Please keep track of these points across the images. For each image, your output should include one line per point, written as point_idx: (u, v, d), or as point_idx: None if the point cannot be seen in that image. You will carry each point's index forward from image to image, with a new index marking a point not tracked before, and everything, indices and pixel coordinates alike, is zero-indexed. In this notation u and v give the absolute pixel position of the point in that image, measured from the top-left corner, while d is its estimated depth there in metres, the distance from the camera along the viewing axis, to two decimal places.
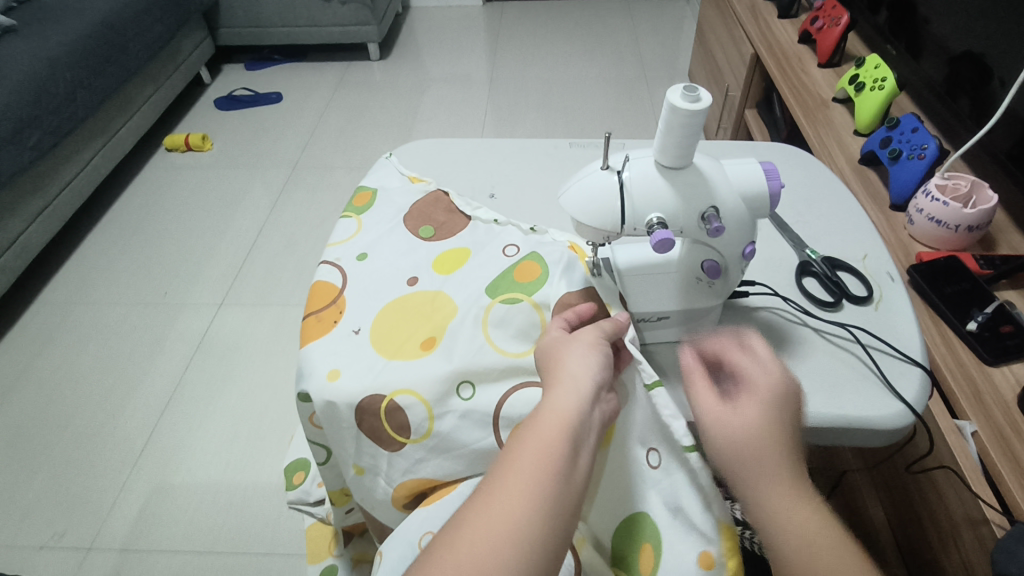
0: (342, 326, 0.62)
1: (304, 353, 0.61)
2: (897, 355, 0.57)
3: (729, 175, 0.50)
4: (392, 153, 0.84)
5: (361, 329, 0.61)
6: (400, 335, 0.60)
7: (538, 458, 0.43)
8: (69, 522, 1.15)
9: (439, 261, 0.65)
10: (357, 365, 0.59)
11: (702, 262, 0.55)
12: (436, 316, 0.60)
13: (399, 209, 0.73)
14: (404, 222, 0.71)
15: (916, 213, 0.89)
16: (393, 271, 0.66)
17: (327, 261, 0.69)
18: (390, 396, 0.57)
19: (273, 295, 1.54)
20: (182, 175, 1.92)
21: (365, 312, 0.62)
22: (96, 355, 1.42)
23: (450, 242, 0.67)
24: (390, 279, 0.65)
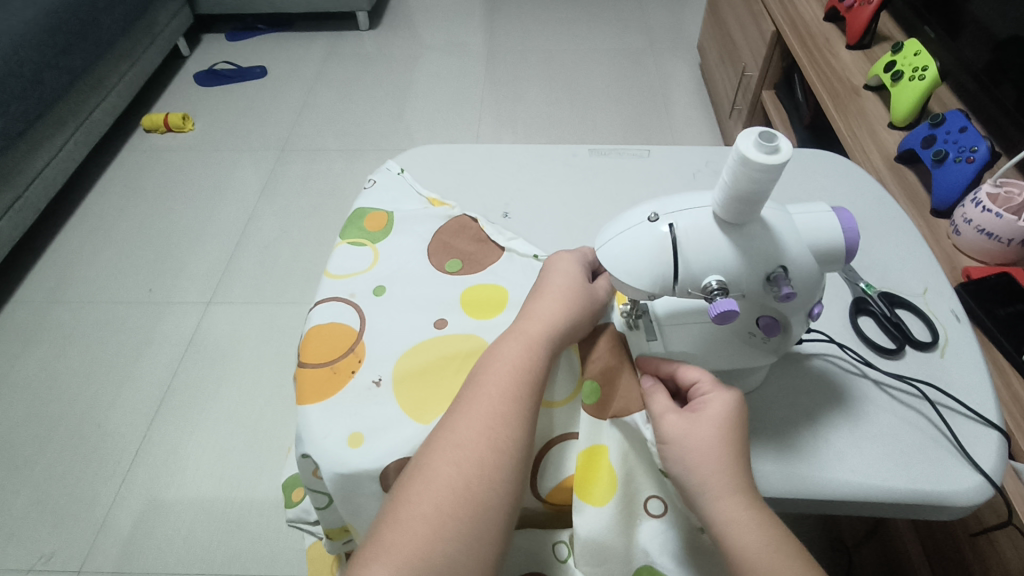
0: (360, 377, 0.56)
1: (315, 409, 0.54)
2: (970, 415, 0.51)
3: (797, 226, 0.43)
4: (402, 165, 0.76)
5: (382, 379, 0.55)
6: (429, 387, 0.55)
7: (474, 429, 0.47)
8: (58, 541, 1.09)
9: (469, 302, 0.61)
10: (381, 424, 0.53)
11: (758, 317, 0.46)
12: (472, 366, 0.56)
13: (420, 238, 0.67)
14: (429, 255, 0.65)
15: (963, 223, 0.82)
16: (417, 311, 0.60)
17: (339, 297, 0.62)
18: None
19: (265, 291, 1.46)
20: (163, 158, 1.81)
21: (385, 359, 0.57)
22: (79, 359, 1.34)
23: (480, 277, 0.63)
24: (415, 322, 0.59)
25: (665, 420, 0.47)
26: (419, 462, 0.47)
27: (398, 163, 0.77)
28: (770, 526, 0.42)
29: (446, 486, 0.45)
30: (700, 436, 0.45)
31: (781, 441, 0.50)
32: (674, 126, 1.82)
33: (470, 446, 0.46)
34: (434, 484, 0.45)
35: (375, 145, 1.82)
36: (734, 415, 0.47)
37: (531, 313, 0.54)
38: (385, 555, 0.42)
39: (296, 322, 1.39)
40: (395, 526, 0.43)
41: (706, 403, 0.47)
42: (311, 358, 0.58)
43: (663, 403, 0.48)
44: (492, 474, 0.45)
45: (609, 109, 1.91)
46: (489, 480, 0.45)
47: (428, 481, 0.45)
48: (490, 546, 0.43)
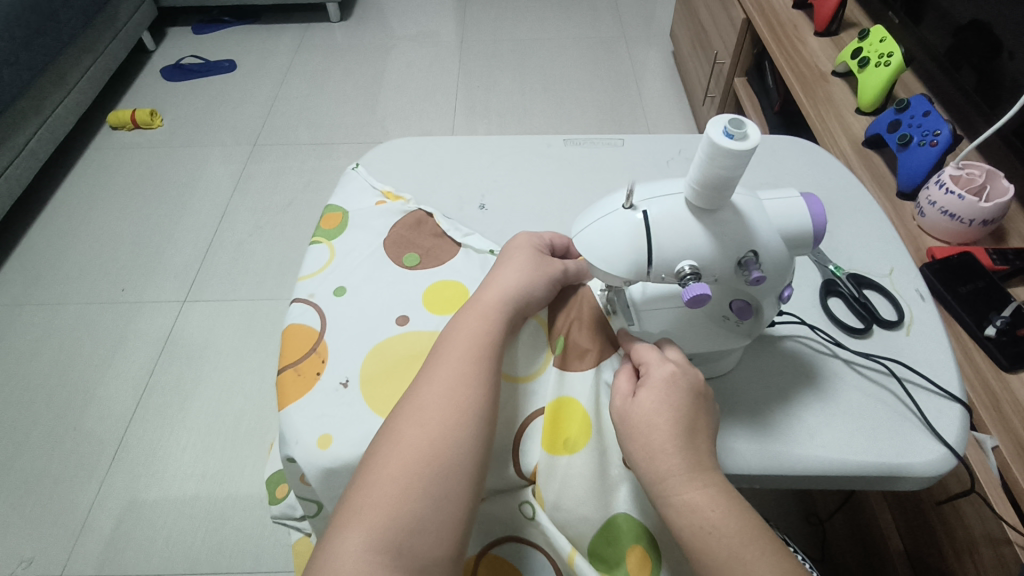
0: (326, 379, 0.56)
1: (286, 414, 0.54)
2: (935, 391, 0.53)
3: (766, 210, 0.44)
4: (359, 162, 0.76)
5: (349, 381, 0.55)
6: (398, 382, 0.55)
7: (440, 393, 0.48)
8: (36, 547, 1.08)
9: (430, 300, 0.61)
10: (350, 424, 0.53)
11: (730, 301, 0.48)
12: None
13: (377, 232, 0.67)
14: (386, 249, 0.66)
15: (928, 205, 0.84)
16: (379, 308, 0.60)
17: (299, 299, 0.63)
18: None
19: (242, 287, 1.44)
20: (131, 155, 1.77)
21: (351, 360, 0.57)
22: (51, 362, 1.32)
23: (439, 273, 0.64)
24: (376, 320, 0.60)
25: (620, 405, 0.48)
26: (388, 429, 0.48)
27: (359, 161, 0.77)
28: (724, 498, 0.43)
29: (416, 446, 0.46)
30: (649, 414, 0.46)
31: (756, 420, 0.52)
32: (647, 114, 1.83)
33: (437, 409, 0.47)
34: (401, 447, 0.46)
35: (349, 138, 1.80)
36: (677, 379, 0.48)
37: (491, 284, 0.55)
38: (355, 519, 0.43)
39: (274, 318, 1.38)
40: (367, 488, 0.45)
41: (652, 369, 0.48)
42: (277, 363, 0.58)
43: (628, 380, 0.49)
44: (459, 433, 0.46)
45: (582, 98, 1.91)
46: (457, 439, 0.46)
47: (397, 443, 0.46)
48: (460, 499, 0.45)
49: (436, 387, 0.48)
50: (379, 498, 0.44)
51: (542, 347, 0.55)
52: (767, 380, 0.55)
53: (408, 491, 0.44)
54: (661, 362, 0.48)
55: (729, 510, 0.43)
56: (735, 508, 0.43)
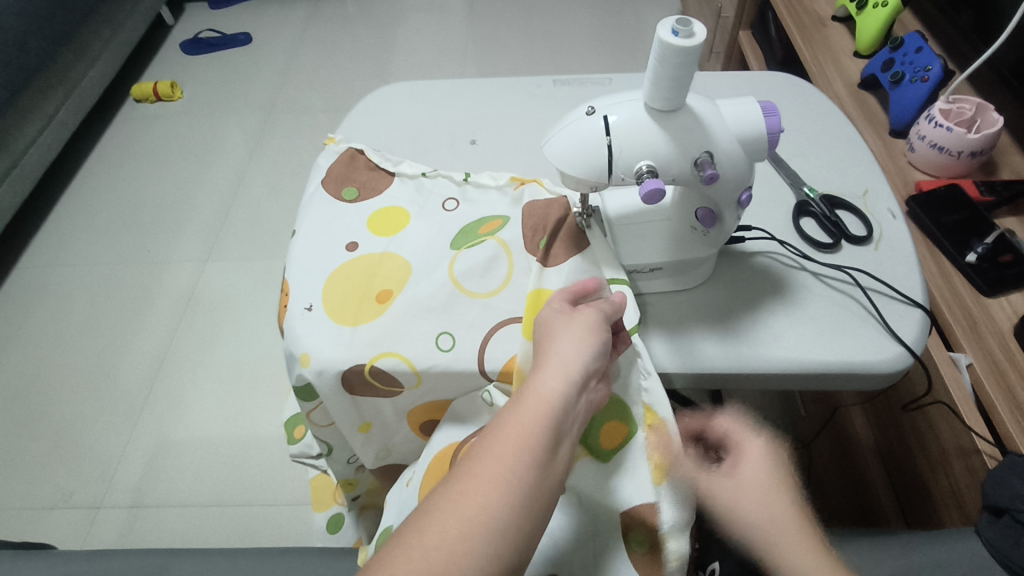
0: (293, 308, 0.59)
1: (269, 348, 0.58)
2: (897, 297, 0.56)
3: (722, 115, 0.47)
4: (358, 105, 0.80)
5: (313, 306, 0.59)
6: (356, 294, 0.59)
7: (534, 431, 0.43)
8: (75, 484, 1.16)
9: (374, 225, 0.65)
10: (321, 341, 0.56)
11: (696, 209, 0.52)
12: (387, 274, 0.60)
13: (318, 176, 0.70)
14: (325, 187, 0.69)
15: (918, 139, 0.85)
16: (329, 240, 0.64)
17: None
18: (371, 363, 0.55)
19: (259, 247, 1.50)
20: (154, 125, 1.84)
21: (312, 289, 0.60)
22: (84, 318, 1.39)
23: (378, 201, 0.67)
24: (330, 249, 0.63)
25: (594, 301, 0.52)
26: (471, 459, 0.42)
27: (358, 105, 0.80)
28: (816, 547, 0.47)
29: (499, 487, 0.41)
30: (751, 510, 0.50)
31: (724, 326, 0.56)
32: None
33: (528, 452, 0.42)
34: (476, 481, 0.41)
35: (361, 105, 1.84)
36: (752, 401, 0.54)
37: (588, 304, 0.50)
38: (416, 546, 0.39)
39: None
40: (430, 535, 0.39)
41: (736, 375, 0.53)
42: None
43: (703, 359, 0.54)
44: (535, 470, 0.41)
45: (589, 60, 1.92)
46: (535, 484, 0.41)
47: (472, 473, 0.41)
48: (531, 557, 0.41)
49: (514, 414, 0.44)
50: (449, 533, 0.39)
51: (500, 262, 0.59)
52: (738, 292, 0.58)
53: (476, 527, 0.39)
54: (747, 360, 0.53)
55: (563, 372, 0.45)
56: (569, 372, 0.46)
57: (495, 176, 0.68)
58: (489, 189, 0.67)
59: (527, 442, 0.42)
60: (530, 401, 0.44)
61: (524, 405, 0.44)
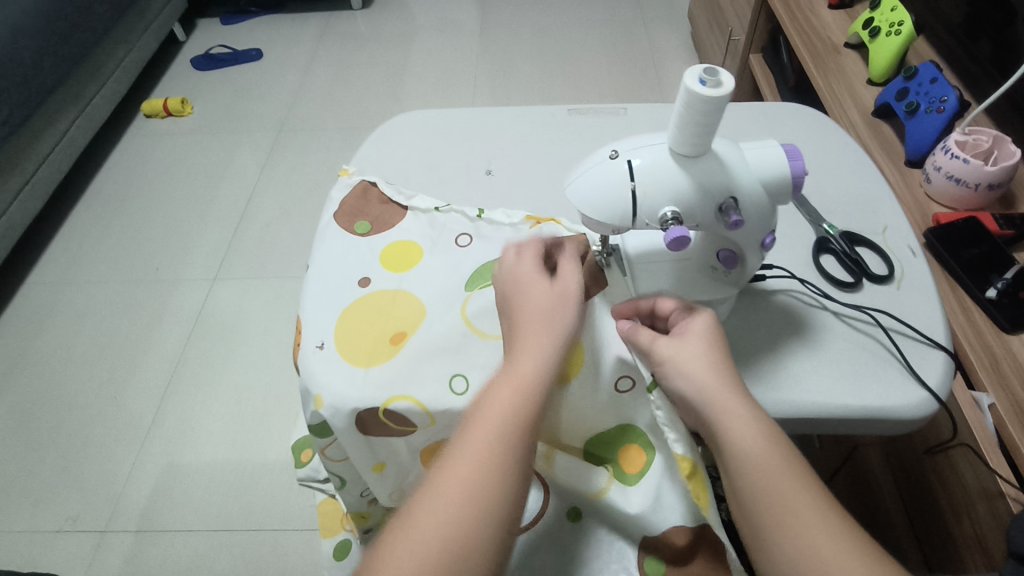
0: (305, 346, 0.59)
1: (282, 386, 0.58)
2: (921, 339, 0.55)
3: (748, 159, 0.47)
4: (373, 133, 0.80)
5: (325, 344, 0.59)
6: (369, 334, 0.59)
7: (492, 437, 0.44)
8: (83, 506, 1.15)
9: (386, 261, 0.64)
10: (332, 381, 0.56)
11: (718, 251, 0.51)
12: (400, 313, 0.60)
13: (331, 209, 0.70)
14: (337, 221, 0.69)
15: (934, 171, 0.85)
16: (341, 275, 0.64)
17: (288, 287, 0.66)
18: (385, 405, 0.54)
19: (269, 267, 1.50)
20: (165, 142, 1.85)
21: (324, 327, 0.60)
22: (93, 337, 1.40)
23: (391, 235, 0.67)
24: (343, 285, 0.63)
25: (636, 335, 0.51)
26: (434, 471, 0.44)
27: (374, 134, 0.80)
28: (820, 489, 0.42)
29: (462, 496, 0.42)
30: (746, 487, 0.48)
31: (743, 366, 0.55)
32: (664, 95, 1.84)
33: (487, 460, 0.43)
34: (452, 464, 0.43)
35: (372, 124, 1.85)
36: (715, 331, 0.49)
37: (536, 287, 0.50)
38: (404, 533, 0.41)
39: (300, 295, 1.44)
40: (401, 554, 0.40)
41: (687, 325, 0.50)
42: None
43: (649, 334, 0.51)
44: (511, 448, 0.44)
45: (600, 81, 1.93)
46: (512, 460, 0.43)
47: (450, 457, 0.44)
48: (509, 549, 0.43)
49: (486, 395, 0.46)
50: (431, 514, 0.41)
51: None
52: (758, 331, 0.57)
53: (456, 507, 0.42)
54: (696, 315, 0.50)
55: (531, 349, 0.47)
56: (537, 347, 0.47)
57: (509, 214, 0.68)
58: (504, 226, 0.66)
59: (500, 423, 0.44)
60: (501, 382, 0.46)
61: (496, 386, 0.46)
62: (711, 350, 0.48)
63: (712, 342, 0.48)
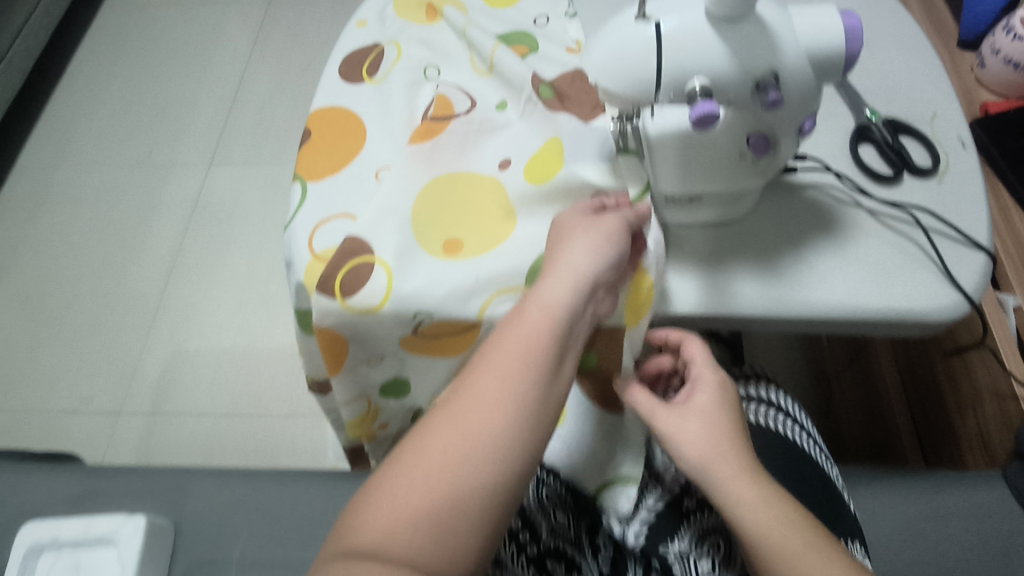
0: (356, 166, 0.58)
1: (310, 220, 0.55)
2: (960, 239, 0.51)
3: (796, 29, 0.40)
4: None
5: (375, 171, 0.57)
6: (316, 199, 0.56)
7: (580, 270, 0.45)
8: (95, 388, 1.18)
9: (315, 128, 0.60)
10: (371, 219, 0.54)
11: (748, 135, 0.44)
12: (443, 190, 0.55)
13: (362, 41, 0.66)
14: (352, 63, 0.64)
15: (991, 55, 0.76)
16: (380, 114, 0.61)
17: (331, 105, 0.62)
18: (382, 264, 0.51)
19: (265, 153, 1.43)
20: (147, 13, 1.71)
21: (374, 151, 0.59)
22: (90, 222, 1.36)
23: (408, 80, 0.62)
24: (384, 121, 0.60)
25: (657, 414, 0.48)
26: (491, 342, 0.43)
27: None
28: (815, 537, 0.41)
29: (524, 341, 0.41)
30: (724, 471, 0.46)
31: (765, 264, 0.51)
32: None
33: (578, 290, 0.44)
34: (521, 329, 0.42)
35: None
36: (721, 409, 0.47)
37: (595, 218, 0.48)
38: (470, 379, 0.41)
39: None
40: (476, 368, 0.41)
41: (693, 398, 0.48)
42: (310, 145, 0.59)
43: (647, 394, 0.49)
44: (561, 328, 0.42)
45: None
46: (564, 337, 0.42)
47: (514, 327, 0.42)
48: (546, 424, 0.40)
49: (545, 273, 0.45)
50: (501, 372, 0.40)
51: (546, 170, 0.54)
52: (790, 230, 0.52)
53: (530, 352, 0.41)
54: (704, 391, 0.48)
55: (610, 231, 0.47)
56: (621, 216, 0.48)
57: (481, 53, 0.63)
58: (464, 83, 0.61)
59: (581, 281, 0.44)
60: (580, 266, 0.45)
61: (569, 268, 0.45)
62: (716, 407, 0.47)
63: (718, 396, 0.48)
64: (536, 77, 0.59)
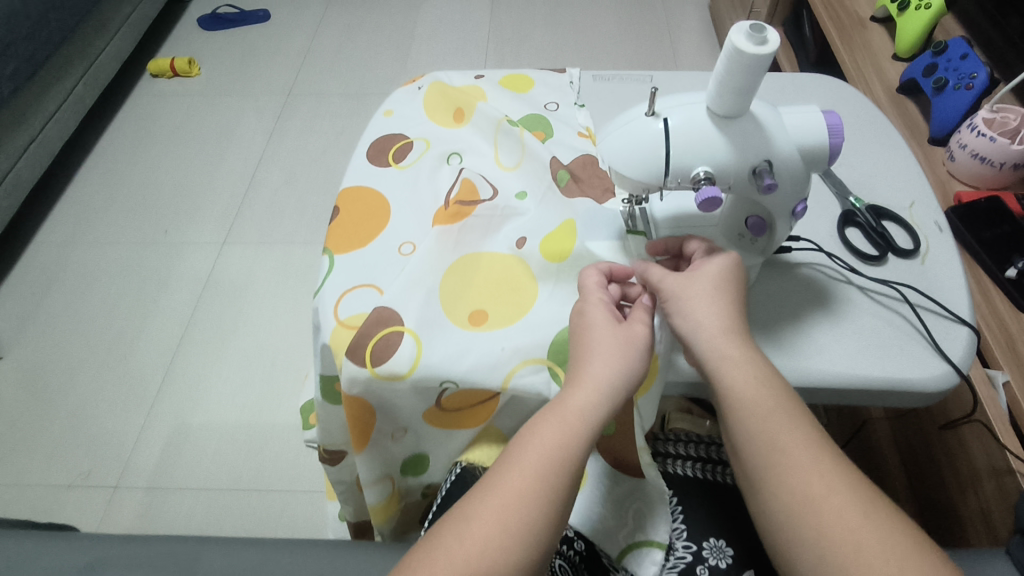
0: (384, 242, 0.61)
1: (340, 289, 0.58)
2: (944, 315, 0.55)
3: (786, 125, 0.46)
4: (421, 87, 0.75)
5: (402, 245, 0.61)
6: (344, 268, 0.60)
7: (616, 372, 0.47)
8: (95, 462, 1.17)
9: (344, 205, 0.65)
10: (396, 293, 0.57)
11: (747, 218, 0.51)
12: (468, 267, 0.58)
13: (388, 132, 0.71)
14: (383, 152, 0.69)
15: (959, 148, 0.83)
16: (409, 199, 0.65)
17: (360, 187, 0.66)
18: (410, 332, 0.54)
19: (278, 232, 1.49)
20: (171, 103, 1.83)
21: (401, 227, 0.62)
22: (103, 296, 1.40)
23: (437, 169, 0.66)
24: (411, 202, 0.64)
25: (664, 281, 0.50)
26: (517, 439, 0.45)
27: (415, 84, 0.76)
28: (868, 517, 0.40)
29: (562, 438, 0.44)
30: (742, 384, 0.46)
31: (769, 334, 0.54)
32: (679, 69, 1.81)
33: (614, 397, 0.46)
34: (558, 426, 0.44)
35: (380, 90, 1.82)
36: (730, 280, 0.49)
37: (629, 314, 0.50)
38: (510, 472, 0.43)
39: (308, 262, 1.43)
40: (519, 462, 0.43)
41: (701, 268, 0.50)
42: (340, 221, 0.63)
43: (660, 271, 0.51)
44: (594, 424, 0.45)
45: (613, 52, 1.88)
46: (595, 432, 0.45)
47: (552, 422, 0.45)
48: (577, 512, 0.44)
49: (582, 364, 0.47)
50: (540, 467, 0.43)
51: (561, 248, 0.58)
52: (791, 305, 0.56)
53: (567, 450, 0.44)
54: (714, 260, 0.50)
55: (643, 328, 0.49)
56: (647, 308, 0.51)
57: (503, 148, 0.66)
58: (486, 173, 0.64)
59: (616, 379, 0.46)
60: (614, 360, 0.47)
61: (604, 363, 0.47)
62: (722, 300, 0.48)
63: (725, 289, 0.49)
64: (554, 161, 0.65)
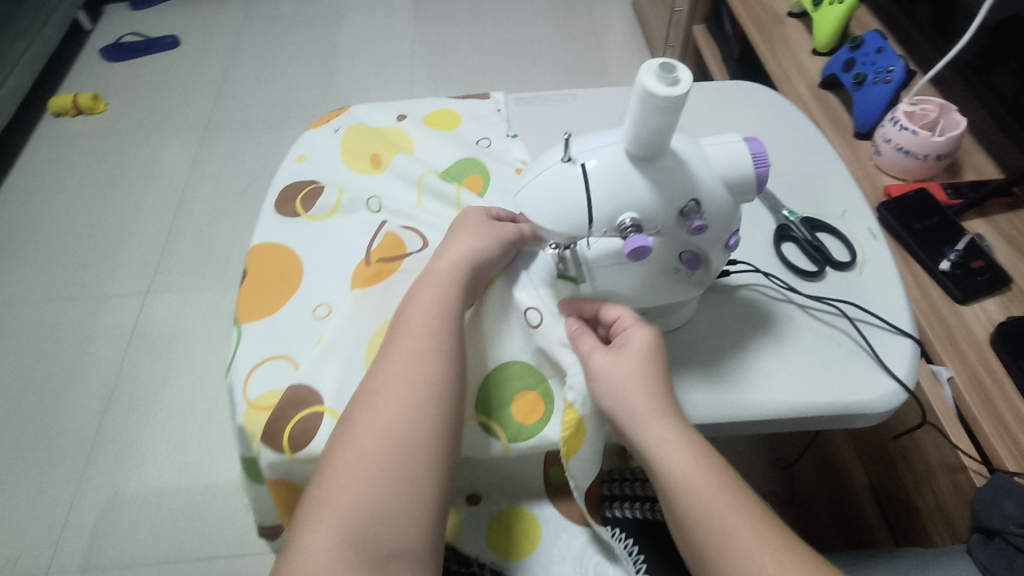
0: (300, 305, 0.56)
1: (252, 363, 0.53)
2: (886, 327, 0.54)
3: (709, 160, 0.44)
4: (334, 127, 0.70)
5: (319, 307, 0.56)
6: (255, 339, 0.54)
7: (418, 352, 0.47)
8: (19, 546, 1.07)
9: (254, 265, 0.59)
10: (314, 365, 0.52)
11: (680, 253, 0.46)
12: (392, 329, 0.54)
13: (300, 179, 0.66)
14: (295, 201, 0.63)
15: (884, 143, 0.83)
16: (325, 254, 0.60)
17: (269, 242, 0.61)
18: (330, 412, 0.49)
19: (207, 274, 1.41)
20: (79, 143, 1.71)
21: (317, 286, 0.58)
22: (17, 361, 1.29)
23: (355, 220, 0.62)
24: (327, 260, 0.59)
25: (594, 357, 0.48)
26: (341, 435, 0.44)
27: (328, 124, 0.72)
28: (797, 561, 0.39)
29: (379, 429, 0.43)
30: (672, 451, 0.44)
31: (710, 368, 0.52)
32: (609, 70, 1.80)
33: (427, 366, 0.46)
34: (375, 416, 0.44)
35: (305, 114, 1.75)
36: (655, 352, 0.48)
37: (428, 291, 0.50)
38: (334, 475, 0.42)
39: None
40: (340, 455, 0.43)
41: (628, 338, 0.48)
42: (249, 285, 0.58)
43: (591, 343, 0.49)
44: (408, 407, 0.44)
45: (542, 58, 1.86)
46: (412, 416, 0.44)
47: (370, 411, 0.44)
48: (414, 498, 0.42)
49: (393, 351, 0.47)
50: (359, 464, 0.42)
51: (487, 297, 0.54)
52: (730, 333, 0.54)
53: (389, 438, 0.43)
54: (639, 329, 0.48)
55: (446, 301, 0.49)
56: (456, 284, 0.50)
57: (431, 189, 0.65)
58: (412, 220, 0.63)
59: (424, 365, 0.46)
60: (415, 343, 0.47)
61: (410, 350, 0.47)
62: (648, 372, 0.46)
63: (649, 362, 0.47)
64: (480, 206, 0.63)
